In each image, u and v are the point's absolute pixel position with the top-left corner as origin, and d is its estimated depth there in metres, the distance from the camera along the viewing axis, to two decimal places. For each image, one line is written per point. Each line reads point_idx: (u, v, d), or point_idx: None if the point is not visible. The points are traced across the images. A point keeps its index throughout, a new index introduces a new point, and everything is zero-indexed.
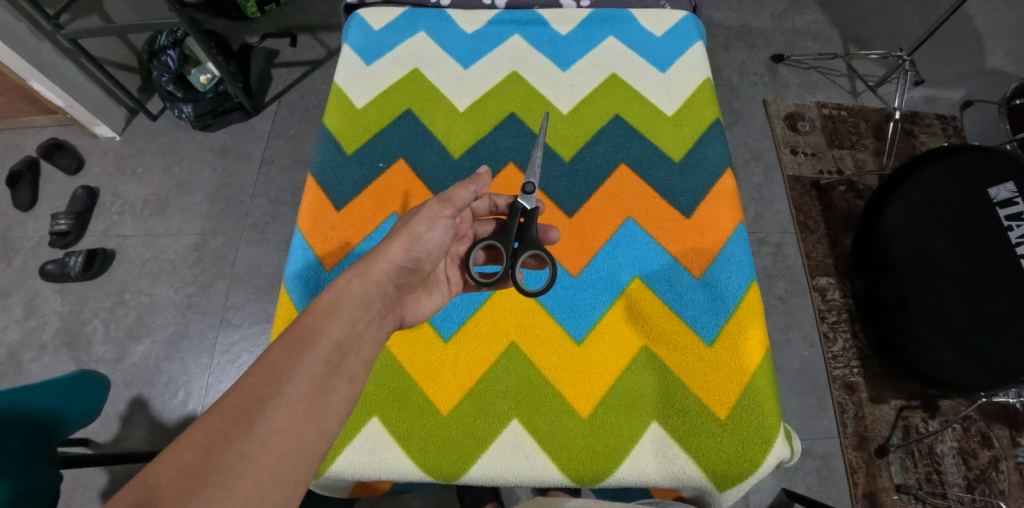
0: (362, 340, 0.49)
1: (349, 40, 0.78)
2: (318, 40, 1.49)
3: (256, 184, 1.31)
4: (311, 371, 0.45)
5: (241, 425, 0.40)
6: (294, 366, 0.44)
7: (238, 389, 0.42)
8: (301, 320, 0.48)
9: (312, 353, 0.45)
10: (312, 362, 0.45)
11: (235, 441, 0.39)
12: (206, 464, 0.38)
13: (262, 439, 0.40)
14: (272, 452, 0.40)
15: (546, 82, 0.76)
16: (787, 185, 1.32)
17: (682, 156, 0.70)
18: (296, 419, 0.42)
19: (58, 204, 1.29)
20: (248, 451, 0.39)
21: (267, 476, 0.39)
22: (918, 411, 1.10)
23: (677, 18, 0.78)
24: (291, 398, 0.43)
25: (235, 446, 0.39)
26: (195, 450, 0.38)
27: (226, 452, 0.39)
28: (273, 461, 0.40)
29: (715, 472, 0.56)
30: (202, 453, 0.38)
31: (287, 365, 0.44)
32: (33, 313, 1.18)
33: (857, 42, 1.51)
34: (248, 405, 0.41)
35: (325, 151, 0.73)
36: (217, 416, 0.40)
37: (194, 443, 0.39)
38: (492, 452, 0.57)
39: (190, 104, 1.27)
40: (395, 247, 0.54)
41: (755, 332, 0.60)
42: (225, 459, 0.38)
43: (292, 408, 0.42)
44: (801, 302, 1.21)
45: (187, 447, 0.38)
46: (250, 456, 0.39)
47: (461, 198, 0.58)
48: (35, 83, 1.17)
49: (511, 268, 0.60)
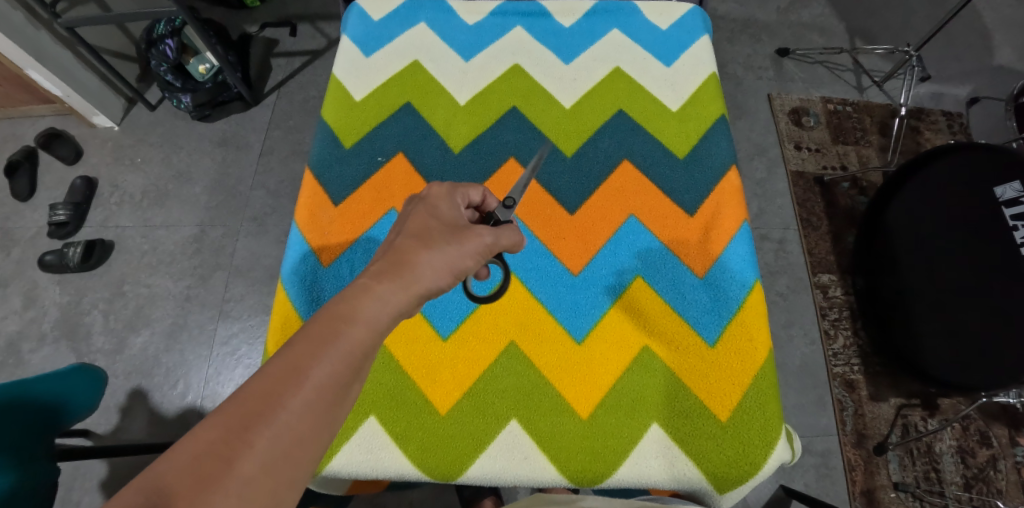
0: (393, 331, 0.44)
1: (348, 30, 0.77)
2: (318, 29, 1.47)
3: (256, 175, 1.30)
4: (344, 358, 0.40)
5: (261, 416, 0.35)
6: (320, 347, 0.39)
7: (258, 376, 0.37)
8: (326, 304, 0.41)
9: (343, 337, 0.40)
10: (343, 347, 0.40)
11: (252, 438, 0.34)
12: (217, 460, 0.33)
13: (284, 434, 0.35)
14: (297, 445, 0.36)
15: (548, 75, 0.74)
16: (790, 181, 1.31)
17: (687, 152, 0.69)
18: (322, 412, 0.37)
19: (58, 195, 1.28)
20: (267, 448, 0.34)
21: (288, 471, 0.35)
22: (917, 410, 1.09)
23: (683, 11, 0.77)
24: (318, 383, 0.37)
25: (253, 443, 0.34)
26: (210, 443, 0.33)
27: (240, 450, 0.34)
28: (291, 461, 0.35)
29: (716, 475, 0.56)
30: (217, 444, 0.34)
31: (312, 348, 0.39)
32: (32, 304, 1.17)
33: (863, 35, 1.49)
34: (269, 395, 0.36)
35: (323, 144, 0.72)
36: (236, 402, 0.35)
37: (207, 437, 0.34)
38: (491, 451, 0.56)
39: (188, 94, 1.26)
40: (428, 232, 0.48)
41: (757, 334, 0.60)
42: (241, 455, 0.33)
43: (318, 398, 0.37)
44: (803, 299, 1.20)
45: (202, 438, 0.33)
46: (269, 453, 0.34)
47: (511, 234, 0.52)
48: (32, 72, 1.15)
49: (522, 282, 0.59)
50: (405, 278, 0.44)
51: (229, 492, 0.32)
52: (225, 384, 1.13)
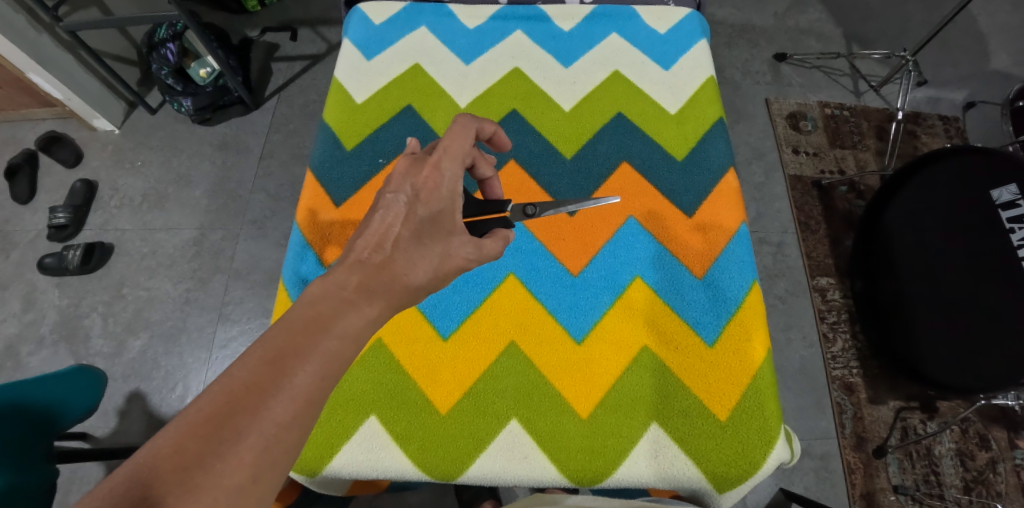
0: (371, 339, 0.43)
1: (349, 34, 0.78)
2: (319, 34, 1.48)
3: (256, 179, 1.31)
4: (327, 363, 0.39)
5: (238, 420, 0.35)
6: (301, 352, 0.38)
7: (229, 380, 0.36)
8: (297, 310, 0.41)
9: (320, 346, 0.39)
10: (322, 352, 0.39)
11: (229, 441, 0.34)
12: (193, 463, 0.33)
13: (262, 438, 0.35)
14: (271, 451, 0.35)
15: (548, 78, 0.75)
16: (787, 185, 1.31)
17: (685, 155, 0.70)
18: (301, 417, 0.37)
19: (57, 198, 1.28)
20: (243, 452, 0.34)
21: (268, 468, 0.35)
22: (916, 413, 1.10)
23: (681, 16, 0.78)
24: (299, 387, 0.37)
25: (230, 446, 0.34)
26: (187, 446, 0.33)
27: (216, 452, 0.34)
28: (267, 463, 0.35)
29: (715, 474, 0.56)
30: (195, 448, 0.33)
31: (296, 350, 0.38)
32: (31, 307, 1.17)
33: (860, 40, 1.51)
34: (239, 403, 0.35)
35: (325, 146, 0.72)
36: (212, 404, 0.35)
37: (184, 440, 0.33)
38: (491, 451, 0.56)
39: (189, 98, 1.26)
40: (414, 236, 0.47)
41: (755, 334, 0.60)
42: (218, 457, 0.33)
43: (298, 402, 0.37)
44: (801, 302, 1.21)
45: (180, 440, 0.33)
46: (244, 457, 0.34)
47: (491, 248, 0.51)
48: (33, 75, 1.16)
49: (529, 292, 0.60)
50: (385, 286, 0.44)
51: (205, 492, 0.32)
52: None
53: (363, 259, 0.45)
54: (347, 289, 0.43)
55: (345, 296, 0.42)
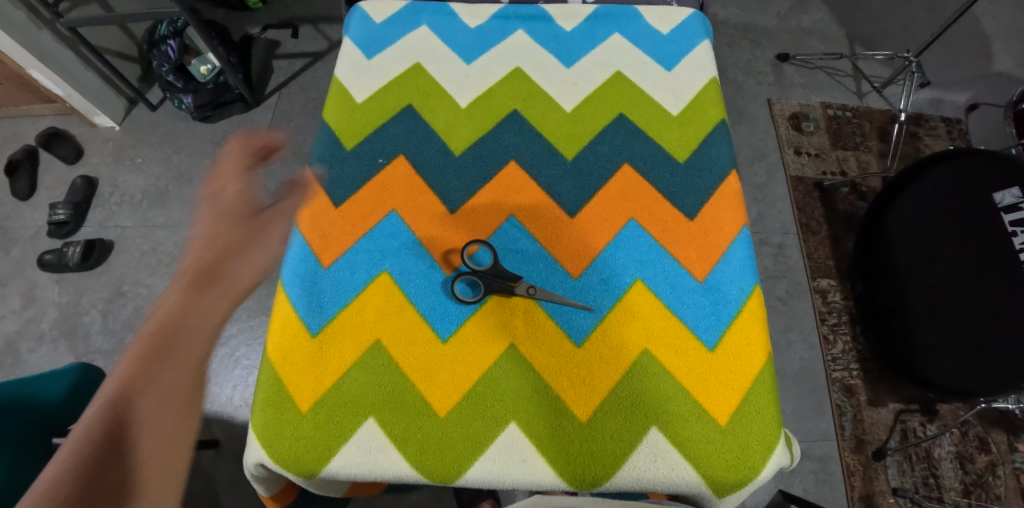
0: (205, 333, 0.51)
1: (349, 33, 0.77)
2: (320, 32, 1.48)
3: (257, 176, 1.31)
4: (188, 363, 0.47)
5: (122, 431, 0.42)
6: (158, 360, 0.46)
7: (95, 407, 0.42)
8: (145, 337, 0.48)
9: (177, 352, 0.47)
10: (178, 355, 0.47)
11: (122, 447, 0.41)
12: (95, 475, 0.39)
13: (150, 433, 0.43)
14: (159, 442, 0.43)
15: (550, 79, 0.75)
16: (789, 186, 1.31)
17: (687, 157, 0.70)
18: (178, 410, 0.45)
19: (57, 194, 1.28)
20: (139, 450, 0.42)
21: (161, 453, 0.42)
22: (916, 415, 1.10)
23: (684, 16, 0.77)
24: (166, 389, 0.45)
25: (124, 450, 0.41)
26: (82, 465, 0.39)
27: (111, 461, 0.40)
28: (163, 451, 0.43)
29: (715, 479, 0.55)
30: (90, 465, 0.40)
31: (157, 362, 0.46)
32: (30, 303, 1.17)
33: (863, 41, 1.50)
34: (113, 417, 0.42)
35: (325, 146, 0.71)
36: (95, 429, 0.41)
37: (78, 461, 0.39)
38: (490, 454, 0.56)
39: (189, 95, 1.26)
40: None
41: (756, 338, 0.60)
42: (115, 463, 0.40)
43: (170, 399, 0.45)
44: (802, 304, 1.20)
45: (74, 461, 0.39)
46: (143, 453, 0.42)
47: None
48: (34, 71, 1.15)
49: (530, 288, 0.62)
50: (214, 290, 0.54)
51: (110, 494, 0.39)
52: (224, 385, 1.12)
53: (189, 282, 0.53)
54: (175, 299, 0.51)
55: (187, 303, 0.51)
